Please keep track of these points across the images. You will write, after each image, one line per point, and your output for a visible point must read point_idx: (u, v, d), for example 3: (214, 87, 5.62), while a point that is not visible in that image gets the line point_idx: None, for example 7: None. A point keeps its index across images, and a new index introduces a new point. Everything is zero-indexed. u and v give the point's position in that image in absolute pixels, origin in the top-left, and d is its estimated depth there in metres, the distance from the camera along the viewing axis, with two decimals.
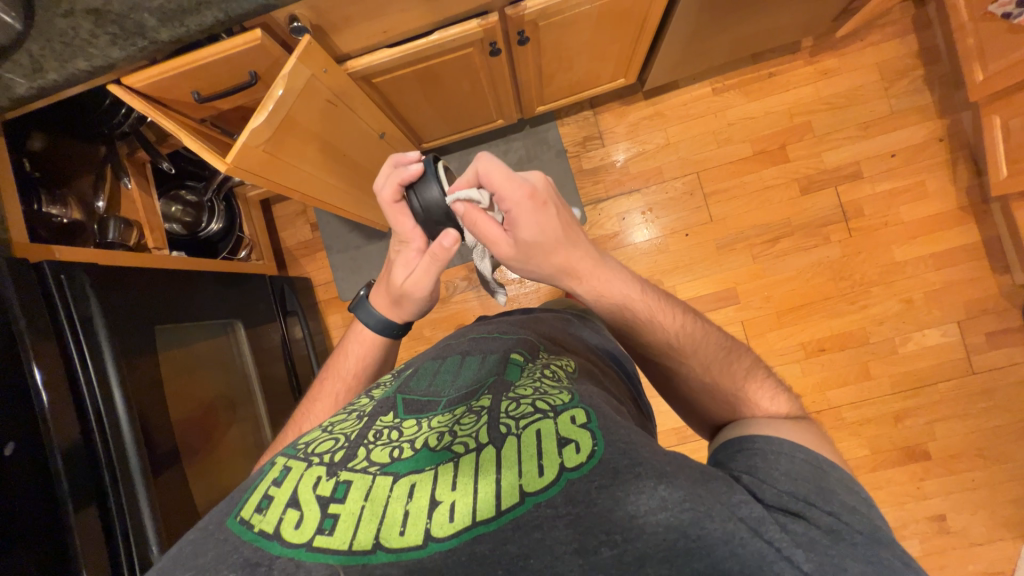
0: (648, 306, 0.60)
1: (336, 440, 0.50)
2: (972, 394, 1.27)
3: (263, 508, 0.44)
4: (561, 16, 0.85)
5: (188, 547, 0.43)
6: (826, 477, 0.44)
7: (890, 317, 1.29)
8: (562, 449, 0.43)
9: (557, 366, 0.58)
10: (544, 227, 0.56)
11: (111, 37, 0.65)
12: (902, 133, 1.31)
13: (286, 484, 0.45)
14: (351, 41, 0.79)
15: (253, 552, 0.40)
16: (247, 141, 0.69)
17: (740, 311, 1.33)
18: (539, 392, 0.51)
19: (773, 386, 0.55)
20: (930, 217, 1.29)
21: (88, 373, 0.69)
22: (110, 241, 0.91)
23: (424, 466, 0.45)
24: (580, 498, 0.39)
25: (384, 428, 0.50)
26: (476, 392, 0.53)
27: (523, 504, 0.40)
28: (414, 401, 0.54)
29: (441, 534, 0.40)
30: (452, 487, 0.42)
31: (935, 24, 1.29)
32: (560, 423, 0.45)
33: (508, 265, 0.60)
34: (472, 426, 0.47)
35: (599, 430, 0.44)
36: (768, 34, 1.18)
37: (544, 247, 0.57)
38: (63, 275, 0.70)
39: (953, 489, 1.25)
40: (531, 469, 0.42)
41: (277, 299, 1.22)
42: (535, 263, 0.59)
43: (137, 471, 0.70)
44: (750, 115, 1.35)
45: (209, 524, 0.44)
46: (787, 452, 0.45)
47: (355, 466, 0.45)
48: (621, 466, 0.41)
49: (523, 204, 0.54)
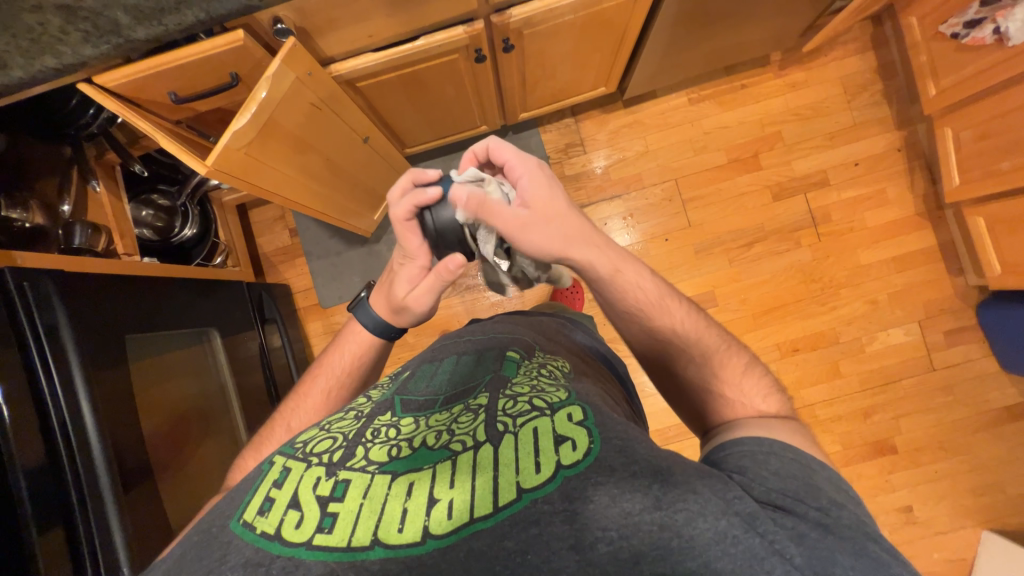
0: (657, 291, 0.60)
1: (334, 439, 0.49)
2: (933, 389, 1.34)
3: (265, 510, 0.43)
4: (544, 25, 0.86)
5: (191, 551, 0.42)
6: (816, 476, 0.44)
7: (857, 318, 1.36)
8: (558, 447, 0.43)
9: (552, 365, 0.58)
10: (555, 194, 0.58)
11: (83, 34, 0.62)
12: (865, 143, 1.38)
13: (287, 485, 0.44)
14: (335, 45, 0.78)
15: (255, 553, 0.40)
16: (229, 142, 0.68)
17: (718, 314, 1.36)
18: (536, 390, 0.51)
19: (769, 383, 0.57)
20: (891, 223, 1.37)
21: (52, 387, 0.65)
22: (76, 246, 0.85)
23: (421, 465, 0.44)
24: (575, 494, 0.40)
25: (382, 427, 0.50)
26: (473, 391, 0.53)
27: (521, 501, 0.40)
28: (412, 400, 0.54)
29: (439, 531, 0.40)
30: (450, 485, 0.42)
31: (891, 42, 1.38)
32: (557, 421, 0.45)
33: (514, 246, 0.57)
34: (470, 424, 0.47)
35: (597, 428, 0.45)
36: (740, 48, 1.23)
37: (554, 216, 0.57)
38: (26, 283, 0.66)
39: (918, 481, 1.32)
40: (529, 466, 0.42)
41: (255, 306, 1.19)
42: (546, 233, 0.56)
43: (106, 487, 0.66)
44: (724, 125, 1.40)
45: (212, 526, 0.43)
46: (776, 452, 0.45)
47: (354, 465, 0.45)
48: (617, 464, 0.42)
49: (535, 167, 0.58)
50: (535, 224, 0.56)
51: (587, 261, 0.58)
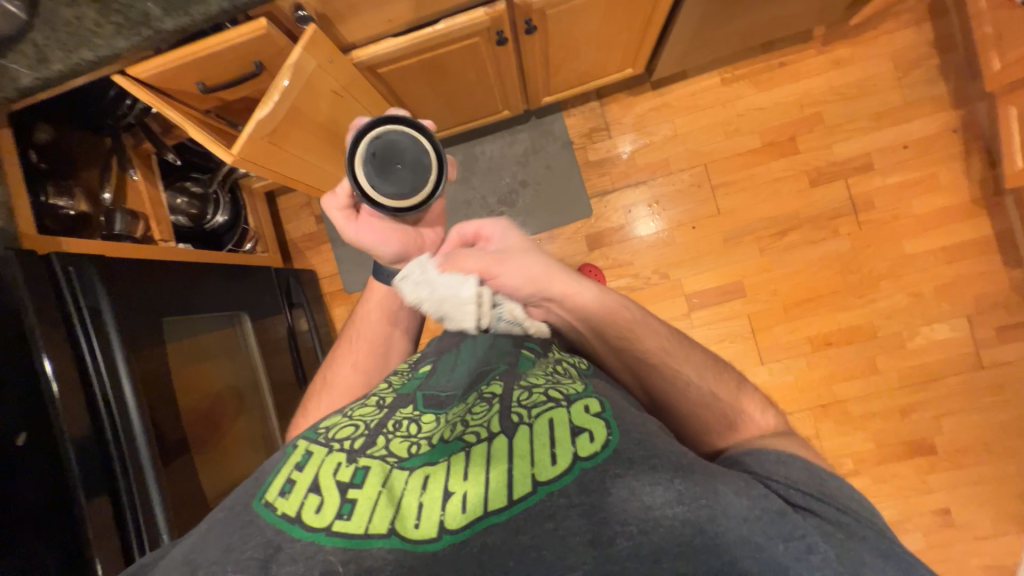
0: (638, 313, 0.62)
1: (356, 427, 0.53)
2: (980, 389, 1.26)
3: (286, 491, 0.47)
4: (568, 4, 0.83)
5: (216, 526, 0.47)
6: (828, 484, 0.46)
7: (899, 311, 1.28)
8: (575, 439, 0.45)
9: (569, 362, 0.59)
10: (519, 236, 0.65)
11: (115, 27, 0.64)
12: (915, 124, 1.28)
13: (307, 469, 0.49)
14: (356, 33, 0.77)
15: (276, 534, 0.45)
16: (253, 132, 0.68)
17: (746, 304, 1.32)
18: (551, 381, 0.53)
19: (757, 400, 0.58)
20: (942, 210, 1.27)
21: (97, 365, 0.70)
22: (117, 234, 0.91)
23: (437, 458, 0.47)
24: (592, 487, 0.42)
25: (403, 420, 0.53)
26: (487, 381, 0.55)
27: (536, 493, 0.42)
28: (433, 395, 0.56)
29: (453, 525, 0.42)
30: (464, 478, 0.45)
31: (952, 11, 1.26)
32: (574, 412, 0.48)
33: (495, 279, 0.62)
34: (484, 416, 0.50)
35: (614, 421, 0.47)
36: (778, 21, 1.16)
37: (523, 249, 0.64)
38: (71, 268, 0.71)
39: (958, 483, 1.25)
40: (543, 459, 0.44)
41: (283, 290, 1.23)
42: (520, 265, 0.62)
43: (147, 461, 0.71)
44: (759, 106, 1.32)
45: (236, 504, 0.48)
46: (786, 462, 0.48)
47: (374, 453, 0.49)
48: (636, 456, 0.43)
49: (495, 221, 0.66)
50: (509, 264, 0.62)
51: (568, 289, 0.62)
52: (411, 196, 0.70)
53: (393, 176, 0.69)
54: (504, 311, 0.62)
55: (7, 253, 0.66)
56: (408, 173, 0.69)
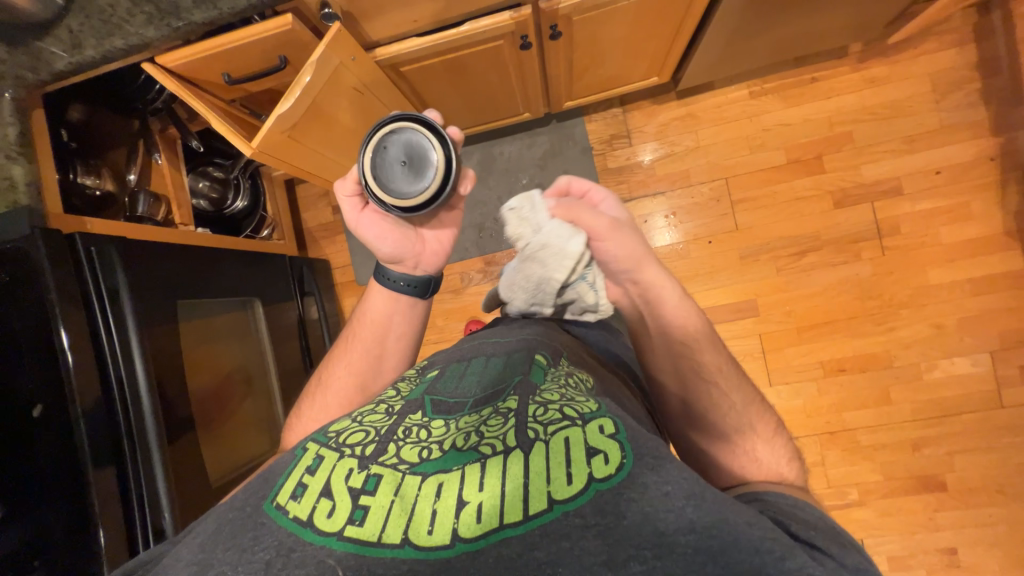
0: (706, 332, 0.71)
1: (366, 432, 0.52)
2: (998, 428, 1.22)
3: (298, 495, 0.47)
4: (595, 10, 0.82)
5: (227, 527, 0.47)
6: (837, 528, 0.49)
7: (918, 341, 1.24)
8: (590, 459, 0.44)
9: (578, 377, 0.59)
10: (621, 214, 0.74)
11: (146, 17, 0.65)
12: (950, 149, 1.23)
13: (319, 474, 0.48)
14: (381, 31, 0.77)
15: (287, 537, 0.44)
16: (273, 126, 0.69)
17: (759, 324, 1.29)
18: (566, 397, 0.52)
19: (787, 445, 0.65)
20: (972, 240, 1.22)
21: (111, 343, 0.72)
22: (138, 215, 0.94)
23: (451, 466, 0.47)
24: (607, 509, 0.41)
25: (412, 426, 0.52)
26: (502, 393, 0.55)
27: (551, 512, 0.42)
28: (441, 401, 0.56)
29: (468, 534, 0.42)
30: (479, 488, 0.44)
31: (999, 33, 1.21)
32: (589, 432, 0.46)
33: (604, 242, 0.70)
34: (499, 428, 0.49)
35: (629, 442, 0.45)
36: (813, 35, 1.12)
37: (627, 224, 0.73)
38: (93, 248, 0.73)
39: (968, 523, 1.22)
40: (560, 477, 0.43)
41: (296, 278, 1.25)
42: (626, 239, 0.70)
43: (153, 440, 0.74)
44: (786, 122, 1.29)
45: (246, 506, 0.48)
46: (801, 507, 0.53)
47: (386, 461, 0.48)
48: (650, 481, 0.43)
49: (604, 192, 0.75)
50: (614, 237, 0.70)
51: (654, 279, 0.71)
52: (408, 197, 0.70)
53: (396, 172, 0.69)
54: (588, 274, 0.74)
55: (34, 232, 0.68)
56: (410, 171, 0.69)
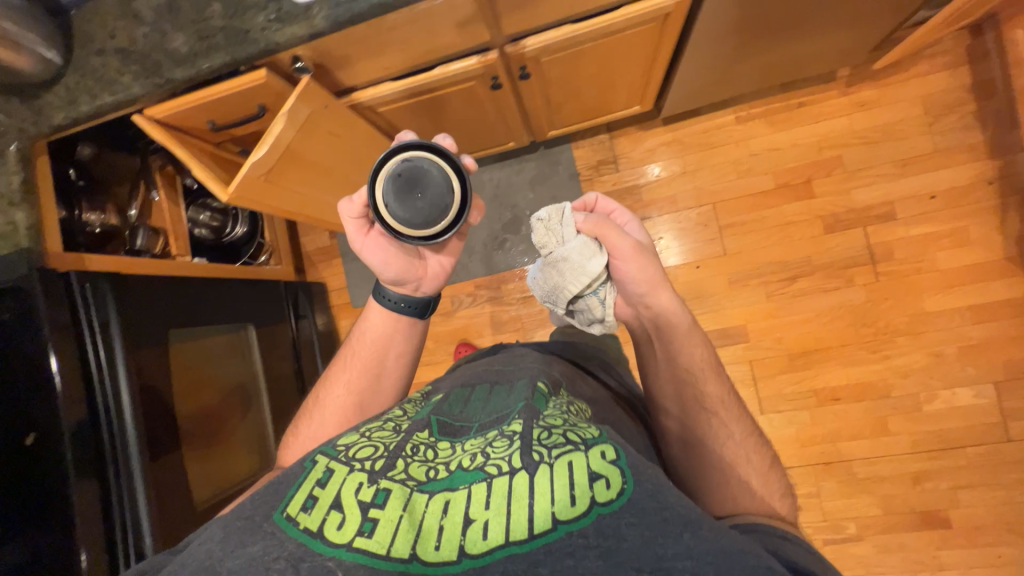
0: (711, 364, 0.72)
1: (375, 448, 0.55)
2: (1006, 463, 1.16)
3: (308, 508, 0.49)
4: (562, 52, 0.85)
5: (235, 534, 0.48)
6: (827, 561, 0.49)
7: (916, 370, 1.20)
8: (593, 484, 0.45)
9: (580, 405, 0.61)
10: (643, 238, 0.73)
11: (134, 76, 0.70)
12: (945, 173, 1.20)
13: (330, 486, 0.51)
14: (355, 79, 0.82)
15: (298, 547, 0.46)
16: (248, 172, 0.73)
17: (748, 350, 1.27)
18: (569, 423, 0.53)
19: (783, 484, 0.64)
20: (972, 266, 1.18)
21: (101, 371, 0.78)
22: (137, 249, 1.00)
23: (458, 485, 0.49)
24: (608, 532, 0.42)
25: (420, 445, 0.55)
26: (507, 417, 0.56)
27: (557, 531, 0.43)
28: (447, 424, 0.59)
29: (474, 551, 0.44)
30: (485, 507, 0.46)
31: (993, 55, 1.18)
32: (591, 457, 0.47)
33: (629, 261, 0.68)
34: (505, 450, 0.50)
35: (630, 468, 0.46)
36: (796, 62, 1.12)
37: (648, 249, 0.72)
38: (87, 284, 0.79)
39: (973, 562, 1.16)
40: (564, 498, 0.44)
41: (291, 303, 1.30)
42: (650, 262, 0.69)
43: (136, 465, 0.78)
44: (774, 146, 1.28)
45: (256, 515, 0.49)
46: (800, 542, 0.51)
47: (394, 476, 0.51)
48: (649, 507, 0.43)
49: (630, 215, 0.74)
50: (638, 257, 0.68)
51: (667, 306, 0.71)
52: (425, 229, 0.64)
53: (411, 207, 0.63)
54: (601, 292, 0.72)
55: (31, 272, 0.74)
56: (426, 206, 0.63)
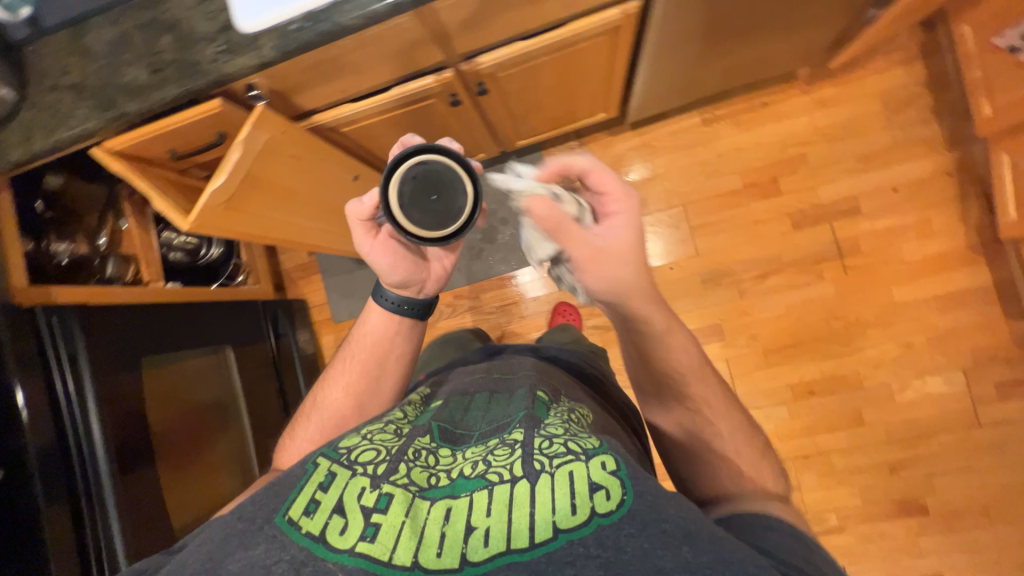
0: (692, 360, 0.69)
1: (377, 451, 0.56)
2: (979, 447, 1.18)
3: (310, 512, 0.49)
4: (517, 67, 0.86)
5: (236, 536, 0.49)
6: (813, 553, 0.49)
7: (887, 361, 1.22)
8: (592, 494, 0.46)
9: (579, 413, 0.62)
10: (621, 234, 0.60)
11: (90, 110, 0.71)
12: (906, 166, 1.23)
13: (332, 491, 0.51)
14: (314, 102, 0.83)
15: (300, 551, 0.46)
16: (207, 201, 0.74)
17: (724, 348, 1.29)
18: (570, 433, 0.54)
19: (775, 469, 0.64)
20: (936, 256, 1.21)
21: (72, 404, 0.78)
22: (109, 277, 1.01)
23: (460, 492, 0.50)
24: (608, 543, 0.43)
25: (422, 450, 0.56)
26: (508, 426, 0.58)
27: (558, 540, 0.44)
28: (449, 432, 0.61)
29: (475, 558, 0.45)
30: (487, 514, 0.47)
31: (945, 50, 1.21)
32: (592, 467, 0.48)
33: (583, 268, 0.59)
34: (507, 458, 0.52)
35: (630, 479, 0.47)
36: (754, 65, 1.15)
37: (623, 248, 0.60)
38: (54, 317, 0.79)
39: (953, 547, 1.18)
40: (565, 507, 0.46)
41: (270, 320, 1.31)
42: (612, 269, 0.60)
43: (109, 496, 0.78)
44: (740, 147, 1.30)
45: (257, 517, 0.49)
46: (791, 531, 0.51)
47: (396, 480, 0.51)
48: (648, 519, 0.44)
49: (616, 205, 0.60)
50: (595, 264, 0.59)
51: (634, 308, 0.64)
52: (441, 230, 0.59)
53: (426, 210, 0.59)
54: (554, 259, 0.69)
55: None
56: (444, 208, 0.59)
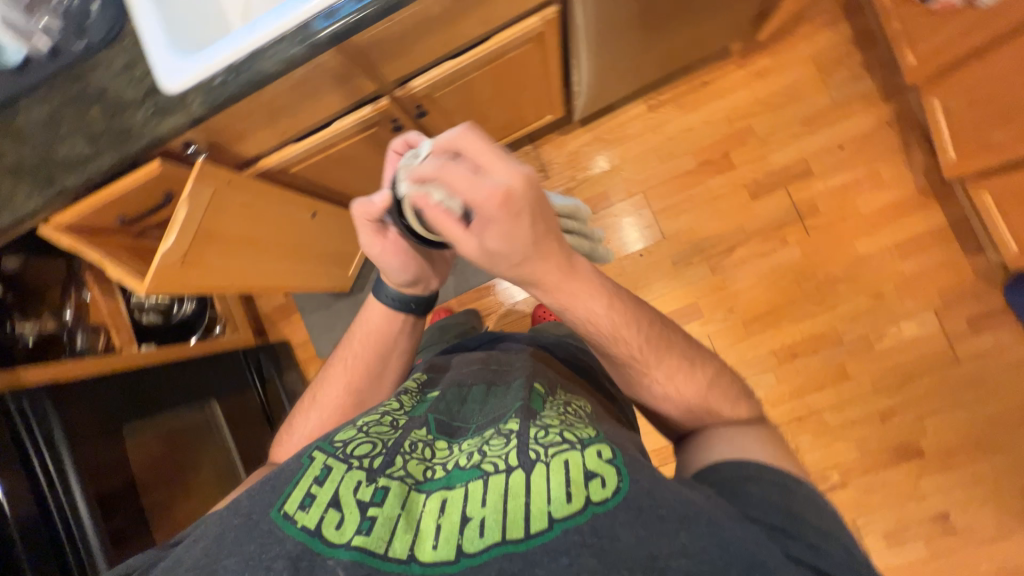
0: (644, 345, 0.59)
1: (373, 444, 0.56)
2: (962, 383, 1.21)
3: (307, 505, 0.49)
4: (451, 86, 0.88)
5: (234, 532, 0.49)
6: (792, 494, 0.49)
7: (861, 313, 1.25)
8: (588, 482, 0.47)
9: (576, 405, 0.62)
10: (514, 239, 0.44)
11: (29, 191, 0.71)
12: (848, 123, 1.26)
13: (328, 484, 0.51)
14: (257, 148, 0.84)
15: (297, 546, 0.47)
16: (161, 261, 0.74)
17: (704, 325, 1.31)
18: (565, 422, 0.55)
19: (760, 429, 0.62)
20: (891, 204, 1.24)
21: (52, 483, 0.77)
22: (80, 349, 1.01)
23: (455, 483, 0.51)
24: (603, 531, 0.44)
25: (418, 443, 0.56)
26: (504, 416, 0.58)
27: (553, 530, 0.45)
28: (445, 423, 0.61)
29: (472, 549, 0.45)
30: (483, 504, 0.48)
31: (866, 7, 1.25)
32: (588, 457, 0.50)
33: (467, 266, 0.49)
34: (502, 449, 0.52)
35: (625, 468, 0.49)
36: (685, 49, 1.18)
37: (511, 255, 0.46)
38: (23, 399, 0.79)
39: (953, 485, 1.20)
40: (560, 496, 0.47)
41: (253, 367, 1.30)
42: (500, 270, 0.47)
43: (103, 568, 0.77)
44: (688, 127, 1.33)
45: (253, 513, 0.50)
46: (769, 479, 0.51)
47: (393, 473, 0.52)
48: (645, 505, 0.45)
49: (492, 209, 0.42)
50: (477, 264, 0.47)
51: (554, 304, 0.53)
52: None
53: None
54: None
55: None
56: None
